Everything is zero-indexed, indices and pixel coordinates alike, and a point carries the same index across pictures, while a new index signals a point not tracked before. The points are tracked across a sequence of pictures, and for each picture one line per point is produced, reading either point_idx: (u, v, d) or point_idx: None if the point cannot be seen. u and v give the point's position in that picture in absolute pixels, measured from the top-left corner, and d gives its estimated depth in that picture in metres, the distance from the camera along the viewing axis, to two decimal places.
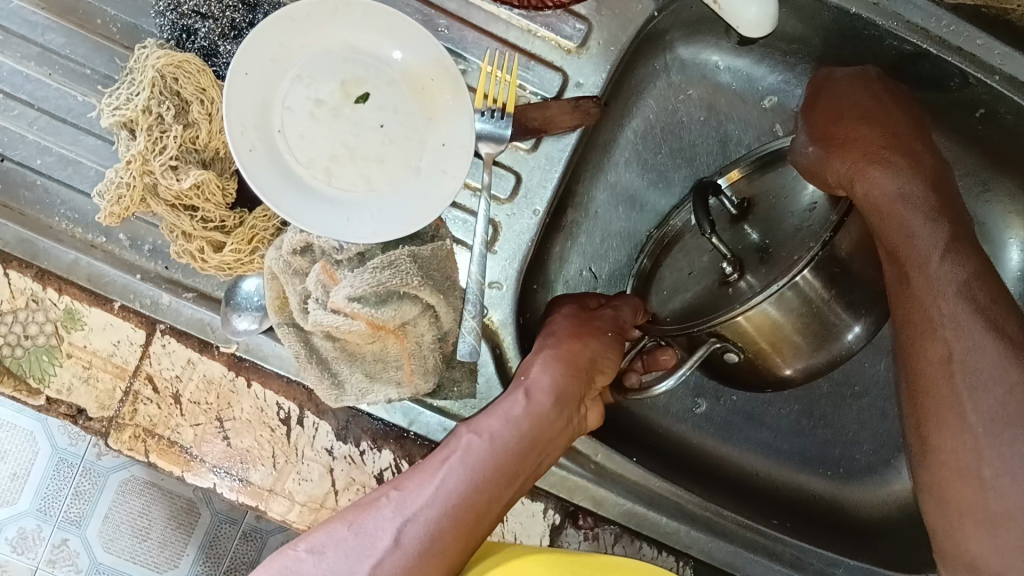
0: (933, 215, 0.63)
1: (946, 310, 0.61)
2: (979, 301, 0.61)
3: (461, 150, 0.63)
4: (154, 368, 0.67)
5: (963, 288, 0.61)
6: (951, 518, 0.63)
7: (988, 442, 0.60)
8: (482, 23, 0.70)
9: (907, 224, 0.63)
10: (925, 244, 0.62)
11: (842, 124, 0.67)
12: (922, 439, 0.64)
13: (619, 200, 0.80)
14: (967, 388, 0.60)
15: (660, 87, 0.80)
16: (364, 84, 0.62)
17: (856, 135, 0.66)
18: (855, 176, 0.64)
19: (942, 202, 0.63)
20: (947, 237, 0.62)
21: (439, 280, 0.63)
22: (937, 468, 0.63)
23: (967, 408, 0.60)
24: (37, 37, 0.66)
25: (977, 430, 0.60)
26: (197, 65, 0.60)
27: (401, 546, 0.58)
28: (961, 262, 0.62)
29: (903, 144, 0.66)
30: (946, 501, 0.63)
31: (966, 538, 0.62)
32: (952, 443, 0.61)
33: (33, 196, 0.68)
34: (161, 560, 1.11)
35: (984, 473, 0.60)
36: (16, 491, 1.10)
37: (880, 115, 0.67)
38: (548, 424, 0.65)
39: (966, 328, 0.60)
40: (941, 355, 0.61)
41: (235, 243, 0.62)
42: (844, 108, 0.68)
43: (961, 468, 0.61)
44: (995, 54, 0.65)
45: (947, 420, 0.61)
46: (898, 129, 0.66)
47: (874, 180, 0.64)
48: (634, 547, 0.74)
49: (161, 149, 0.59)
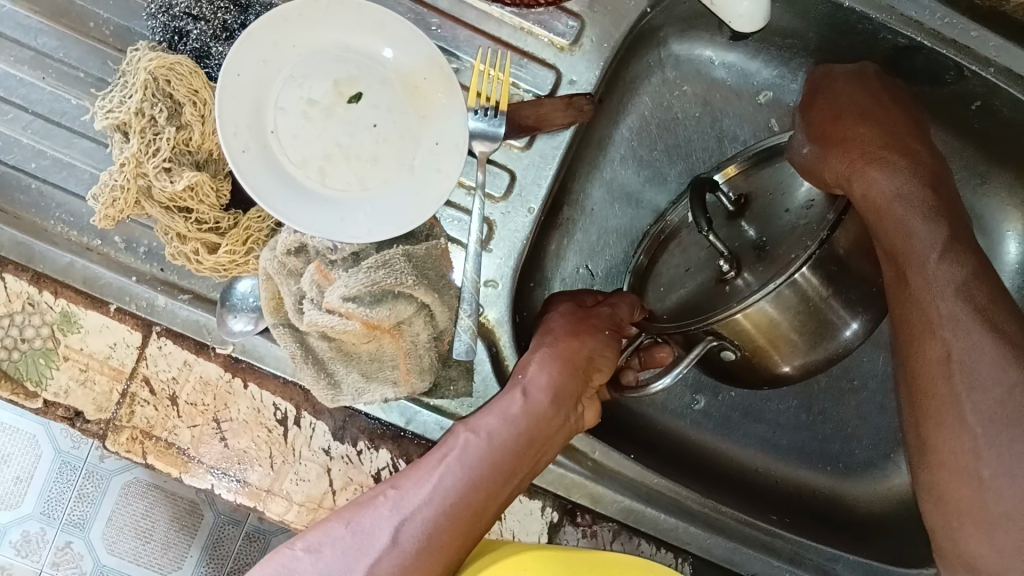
0: (932, 215, 0.62)
1: (944, 309, 0.61)
2: (978, 302, 0.61)
3: (456, 149, 0.63)
4: (151, 369, 0.67)
5: (962, 288, 0.61)
6: (949, 518, 0.63)
7: (987, 442, 0.59)
8: (476, 21, 0.69)
9: (906, 223, 0.62)
10: (923, 243, 0.62)
11: (840, 122, 0.67)
12: (921, 437, 0.64)
13: (615, 197, 0.80)
14: (966, 388, 0.60)
15: (655, 84, 0.80)
16: (357, 84, 0.63)
17: (853, 134, 0.66)
18: (854, 176, 0.64)
19: (939, 201, 0.63)
20: (945, 236, 0.62)
21: (434, 279, 0.63)
22: (936, 469, 0.63)
23: (966, 408, 0.60)
24: (31, 40, 0.66)
25: (976, 431, 0.60)
26: (189, 67, 0.60)
27: (399, 544, 0.58)
28: (959, 260, 0.61)
29: (900, 142, 0.66)
30: (945, 501, 0.63)
31: (964, 537, 0.62)
32: (951, 443, 0.61)
33: (29, 199, 0.68)
34: (165, 561, 1.11)
35: (983, 473, 0.60)
36: (19, 494, 1.10)
37: (876, 114, 0.67)
38: (546, 422, 0.65)
39: (964, 328, 0.60)
40: (940, 354, 0.61)
41: (230, 244, 0.62)
42: (841, 106, 0.67)
43: (959, 467, 0.61)
44: (990, 47, 0.65)
45: (946, 420, 0.61)
46: (892, 125, 0.66)
47: (873, 180, 0.63)
48: (633, 543, 0.74)
49: (155, 151, 0.59)
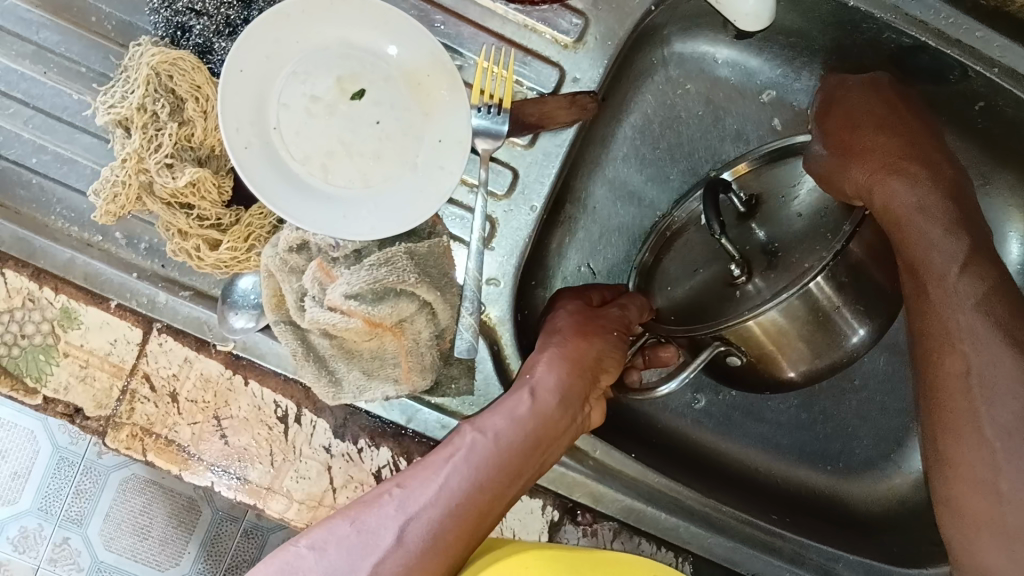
0: (952, 227, 0.62)
1: (963, 322, 0.61)
2: (998, 316, 0.61)
3: (458, 146, 0.63)
4: (151, 366, 0.67)
5: (981, 302, 0.61)
6: (966, 530, 0.63)
7: (1005, 455, 0.60)
8: (479, 18, 0.69)
9: (925, 233, 0.63)
10: (943, 257, 0.62)
11: (858, 131, 0.67)
12: (936, 448, 0.64)
13: (617, 195, 0.80)
14: (984, 402, 0.60)
15: (658, 82, 0.80)
16: (360, 80, 0.62)
17: (871, 144, 0.66)
18: (874, 185, 0.64)
19: (960, 212, 0.63)
20: (965, 249, 0.62)
21: (435, 277, 0.63)
22: (954, 482, 0.63)
23: (984, 420, 0.60)
24: (32, 35, 0.66)
25: (995, 445, 0.60)
26: (192, 62, 0.60)
27: (404, 544, 0.58)
28: (980, 274, 0.62)
29: (920, 151, 0.65)
30: (962, 515, 0.63)
31: (980, 549, 0.62)
32: (968, 455, 0.61)
33: (30, 195, 0.68)
34: (163, 558, 1.10)
35: (1001, 488, 0.60)
36: (17, 490, 1.10)
37: (894, 123, 0.67)
38: (553, 423, 0.65)
39: (982, 341, 0.60)
40: (959, 368, 0.61)
41: (231, 240, 0.62)
42: (858, 116, 0.68)
43: (976, 480, 0.61)
44: (994, 47, 0.65)
45: (964, 433, 0.62)
46: (912, 133, 0.66)
47: (893, 191, 0.64)
48: (633, 543, 0.74)
49: (157, 146, 0.58)
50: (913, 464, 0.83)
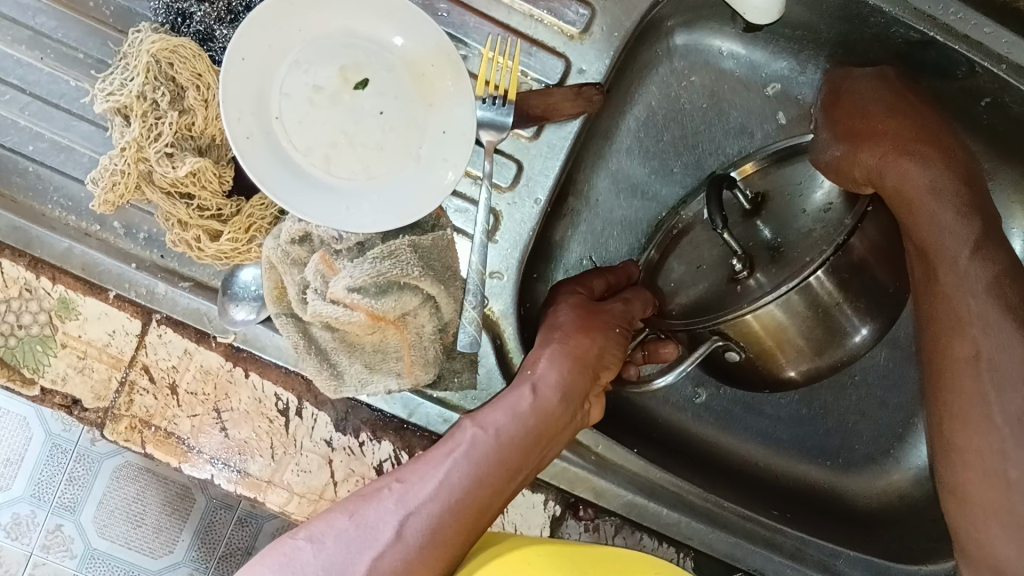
0: (965, 210, 0.62)
1: (975, 307, 0.61)
2: (1010, 300, 0.61)
3: (462, 138, 0.62)
4: (150, 357, 0.66)
5: (993, 286, 0.61)
6: (975, 520, 0.63)
7: (1014, 443, 0.60)
8: (483, 8, 0.68)
9: (936, 218, 0.62)
10: (956, 241, 0.62)
11: (869, 120, 0.66)
12: (945, 440, 0.64)
13: (620, 187, 0.79)
14: (994, 388, 0.61)
15: (663, 74, 0.79)
16: (363, 69, 0.61)
17: (885, 128, 0.66)
18: (885, 166, 0.64)
19: (972, 196, 0.63)
20: (977, 233, 0.62)
21: (439, 270, 0.62)
22: (961, 470, 0.63)
23: (994, 409, 0.61)
24: (29, 20, 0.65)
25: (1004, 431, 0.61)
26: (192, 49, 0.58)
27: (402, 539, 0.57)
28: (992, 258, 0.61)
29: (933, 136, 0.65)
30: (970, 502, 0.63)
31: (987, 539, 0.63)
32: (979, 444, 0.62)
33: (26, 183, 0.67)
34: (156, 546, 1.10)
35: (1010, 475, 0.61)
36: (10, 476, 1.09)
37: (906, 111, 0.66)
38: (553, 419, 0.64)
39: (994, 325, 0.61)
40: (969, 353, 0.62)
41: (232, 231, 0.61)
42: (868, 105, 0.67)
43: (986, 469, 0.62)
44: (1002, 43, 0.64)
45: (971, 422, 0.62)
46: (925, 121, 0.66)
47: (907, 171, 0.63)
48: (634, 538, 0.75)
49: (156, 135, 0.57)
50: (912, 460, 0.84)
